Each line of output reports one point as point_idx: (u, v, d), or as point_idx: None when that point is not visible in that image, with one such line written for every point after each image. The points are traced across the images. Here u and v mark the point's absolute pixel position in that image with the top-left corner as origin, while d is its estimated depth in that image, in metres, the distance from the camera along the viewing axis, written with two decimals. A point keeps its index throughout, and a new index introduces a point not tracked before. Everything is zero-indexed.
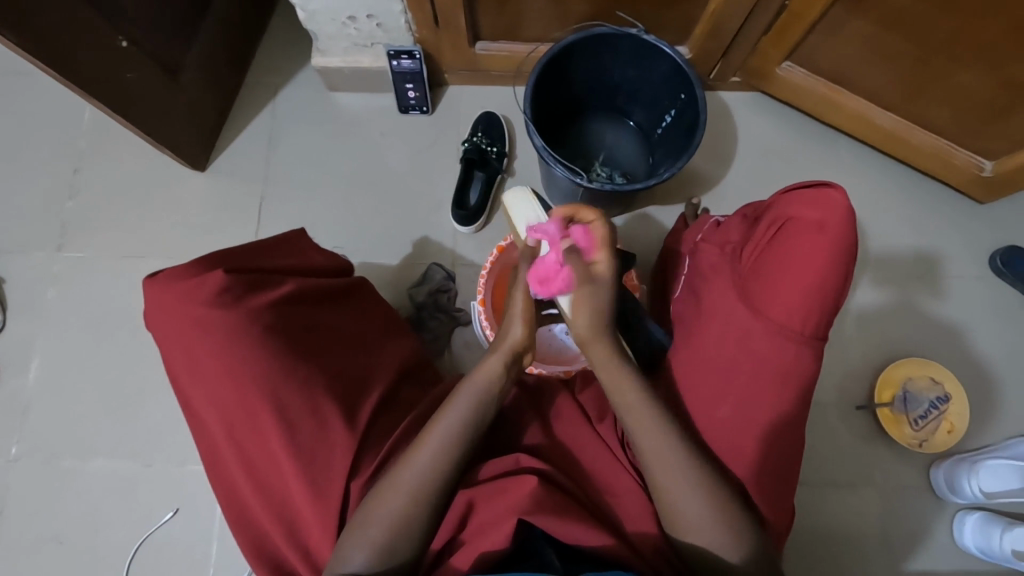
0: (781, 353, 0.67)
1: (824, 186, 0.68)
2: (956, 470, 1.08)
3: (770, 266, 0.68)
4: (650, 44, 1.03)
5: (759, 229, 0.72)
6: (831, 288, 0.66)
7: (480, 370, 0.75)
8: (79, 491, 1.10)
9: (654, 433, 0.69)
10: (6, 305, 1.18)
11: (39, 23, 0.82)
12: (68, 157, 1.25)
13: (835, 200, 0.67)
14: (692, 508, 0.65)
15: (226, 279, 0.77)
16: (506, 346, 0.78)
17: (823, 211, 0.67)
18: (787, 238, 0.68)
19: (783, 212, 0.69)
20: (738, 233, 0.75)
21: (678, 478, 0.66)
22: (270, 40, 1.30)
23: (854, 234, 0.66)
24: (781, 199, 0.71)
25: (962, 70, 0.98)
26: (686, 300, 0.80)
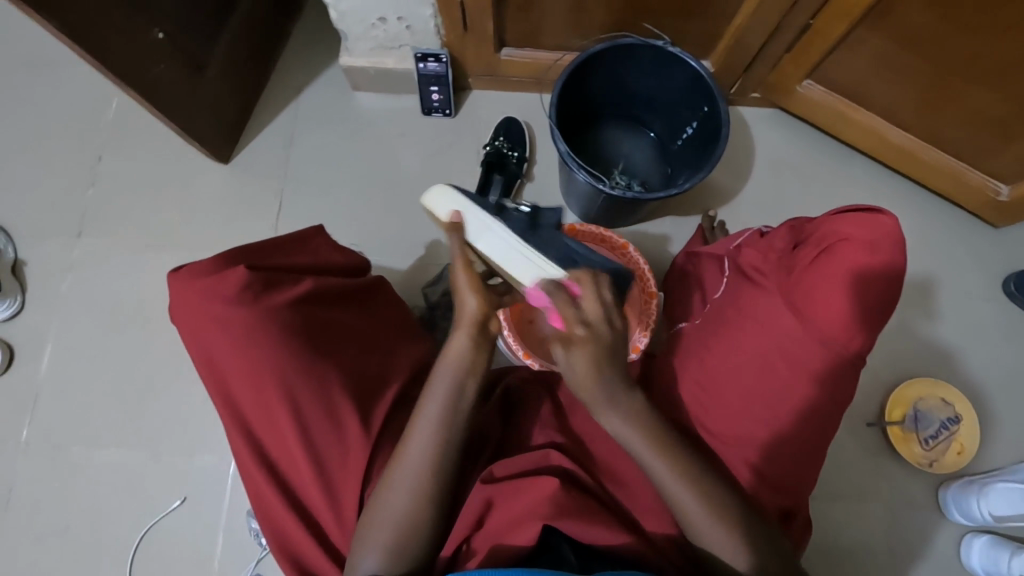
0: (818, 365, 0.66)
1: (874, 210, 0.66)
2: (965, 491, 1.07)
3: (813, 282, 0.65)
4: (675, 56, 1.04)
5: (802, 248, 0.68)
6: (874, 310, 0.64)
7: (448, 352, 0.71)
8: (87, 475, 1.11)
9: (644, 443, 0.66)
10: (25, 288, 1.19)
11: (79, 11, 0.84)
12: (93, 145, 1.26)
13: (885, 223, 0.64)
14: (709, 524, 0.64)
15: (247, 274, 0.76)
16: (467, 322, 0.72)
17: (870, 233, 0.64)
18: (834, 254, 0.64)
19: (829, 229, 0.66)
20: (782, 242, 0.73)
21: (687, 490, 0.65)
22: (297, 38, 1.33)
23: (900, 258, 0.65)
24: (827, 218, 0.68)
25: (982, 93, 0.99)
26: (720, 304, 0.78)
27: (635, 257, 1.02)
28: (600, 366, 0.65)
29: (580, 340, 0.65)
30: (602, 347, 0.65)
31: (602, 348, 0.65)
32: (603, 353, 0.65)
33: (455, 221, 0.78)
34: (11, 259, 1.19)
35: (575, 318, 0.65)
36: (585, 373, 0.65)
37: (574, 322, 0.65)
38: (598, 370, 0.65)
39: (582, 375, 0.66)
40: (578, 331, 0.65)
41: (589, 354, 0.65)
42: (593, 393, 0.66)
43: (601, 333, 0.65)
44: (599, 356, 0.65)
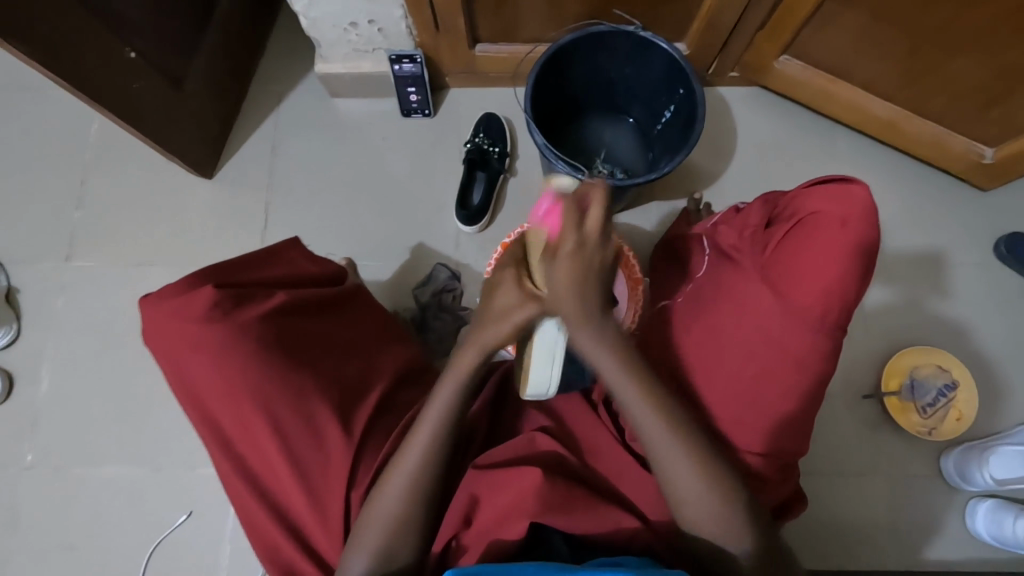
0: (800, 342, 0.65)
1: (847, 181, 0.67)
2: (967, 459, 1.07)
3: (790, 255, 0.66)
4: (648, 42, 1.05)
5: (778, 224, 0.70)
6: (851, 280, 0.64)
7: (457, 365, 0.70)
8: (92, 496, 1.11)
9: (613, 366, 0.66)
10: (19, 314, 1.20)
11: (48, 36, 0.85)
12: (78, 168, 1.27)
13: (858, 193, 0.66)
14: (689, 481, 0.64)
15: (214, 294, 0.76)
16: (487, 342, 0.68)
17: (846, 205, 0.65)
18: (808, 229, 0.66)
19: (802, 204, 0.69)
20: (756, 217, 0.74)
21: (665, 447, 0.65)
22: (272, 48, 1.32)
23: (874, 231, 0.65)
24: (801, 191, 0.70)
25: (959, 60, 0.98)
26: (699, 283, 0.78)
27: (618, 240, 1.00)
28: (579, 280, 0.61)
29: (568, 253, 0.60)
30: (586, 261, 0.61)
31: (587, 263, 0.61)
32: (587, 267, 0.61)
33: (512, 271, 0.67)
34: (3, 287, 1.19)
35: (573, 234, 0.60)
36: (568, 285, 0.62)
37: (568, 232, 0.60)
38: (580, 284, 0.62)
39: (563, 285, 0.62)
40: (567, 241, 0.60)
41: (574, 267, 0.61)
42: (572, 311, 0.63)
43: (590, 249, 0.61)
44: (583, 270, 0.61)
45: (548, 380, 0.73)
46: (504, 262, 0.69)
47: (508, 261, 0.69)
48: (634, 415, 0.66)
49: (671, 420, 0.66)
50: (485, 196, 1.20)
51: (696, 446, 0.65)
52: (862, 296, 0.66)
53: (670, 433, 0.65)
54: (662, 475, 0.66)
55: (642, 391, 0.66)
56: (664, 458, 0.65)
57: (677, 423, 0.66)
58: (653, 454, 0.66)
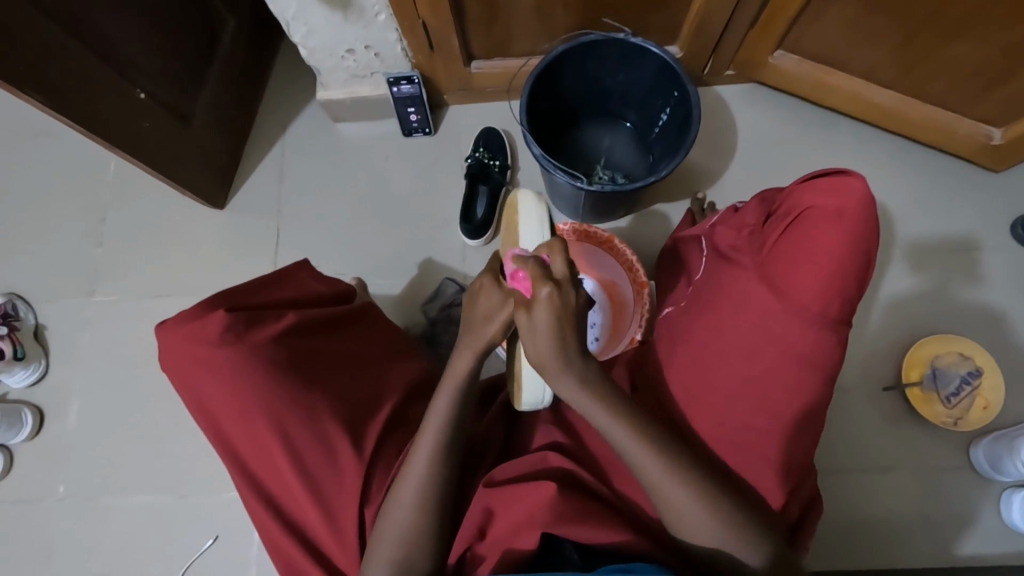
0: (806, 341, 0.65)
1: (843, 172, 0.64)
2: (997, 448, 1.04)
3: (786, 254, 0.65)
4: (639, 47, 1.05)
5: (774, 222, 0.68)
6: (852, 276, 0.62)
7: (452, 369, 0.71)
8: (122, 524, 1.14)
9: (596, 406, 0.65)
10: (47, 351, 1.24)
11: (61, 85, 0.89)
12: (97, 206, 1.32)
13: (856, 185, 0.62)
14: (689, 509, 0.63)
15: (227, 318, 0.78)
16: (477, 343, 0.69)
17: (842, 199, 0.62)
18: (805, 226, 0.64)
19: (798, 200, 0.66)
20: (753, 217, 0.73)
21: (679, 498, 0.63)
22: (275, 78, 1.36)
23: (874, 225, 0.63)
24: (798, 187, 0.67)
25: (957, 42, 0.97)
26: (702, 285, 0.78)
27: (622, 250, 1.02)
28: (563, 324, 0.62)
29: (545, 300, 0.62)
30: (563, 307, 0.62)
31: (565, 307, 0.62)
32: (564, 310, 0.62)
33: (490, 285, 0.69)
34: (32, 325, 1.24)
35: (545, 282, 0.62)
36: (547, 335, 0.62)
37: (540, 283, 0.62)
38: (557, 331, 0.62)
39: (545, 333, 0.62)
40: (543, 288, 0.61)
41: (553, 314, 0.62)
42: (554, 362, 0.63)
43: (565, 292, 0.62)
44: (563, 315, 0.62)
45: (543, 388, 0.72)
46: (483, 271, 0.71)
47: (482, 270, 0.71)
48: (628, 455, 0.65)
49: (668, 458, 0.64)
50: (489, 208, 1.22)
51: (695, 477, 0.64)
52: (865, 291, 0.64)
53: (670, 469, 0.64)
54: (674, 521, 0.64)
55: (648, 445, 0.64)
56: (676, 512, 0.64)
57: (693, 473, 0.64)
58: (665, 508, 0.64)
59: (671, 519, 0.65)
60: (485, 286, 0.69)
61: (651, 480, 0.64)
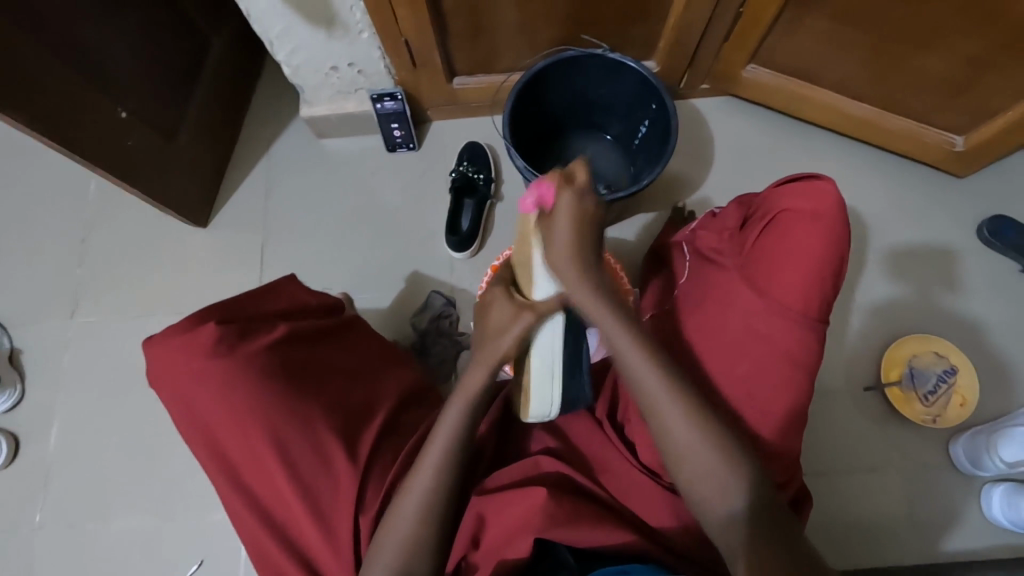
0: (788, 336, 0.67)
1: (811, 178, 0.70)
2: (976, 443, 1.07)
3: (767, 252, 0.68)
4: (617, 61, 1.09)
5: (753, 224, 0.72)
6: (828, 271, 0.66)
7: (465, 384, 0.72)
8: (103, 552, 1.11)
9: (608, 316, 0.70)
10: (24, 375, 1.21)
11: (44, 103, 0.89)
12: (77, 226, 1.30)
13: (826, 188, 0.68)
14: (688, 437, 0.65)
15: (219, 329, 0.78)
16: (489, 357, 0.72)
17: (815, 201, 0.68)
18: (783, 226, 0.68)
19: (774, 202, 0.71)
20: (733, 219, 0.77)
21: (687, 442, 0.65)
22: (259, 96, 1.37)
23: (845, 224, 0.68)
24: (772, 191, 0.72)
25: (922, 52, 1.02)
26: (686, 288, 0.80)
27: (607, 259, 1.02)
28: (579, 226, 0.69)
29: (563, 197, 0.68)
30: (583, 214, 0.69)
31: (582, 214, 0.69)
32: (583, 217, 0.69)
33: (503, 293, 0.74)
34: (7, 348, 1.21)
35: (569, 194, 0.68)
36: (567, 235, 0.69)
37: (562, 196, 0.68)
38: (577, 226, 0.69)
39: (564, 230, 0.69)
40: (564, 195, 0.68)
41: (572, 216, 0.69)
42: (577, 269, 0.70)
43: (585, 201, 0.70)
44: (579, 221, 0.69)
45: (550, 397, 0.74)
46: (493, 285, 0.77)
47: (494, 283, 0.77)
48: (648, 396, 0.67)
49: (672, 380, 0.67)
50: (474, 220, 1.23)
51: (697, 406, 0.66)
52: (841, 287, 0.68)
53: (687, 415, 0.66)
54: (680, 473, 0.66)
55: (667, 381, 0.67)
56: (683, 455, 0.65)
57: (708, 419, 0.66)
58: (672, 452, 0.66)
59: (676, 470, 0.66)
60: (496, 297, 0.74)
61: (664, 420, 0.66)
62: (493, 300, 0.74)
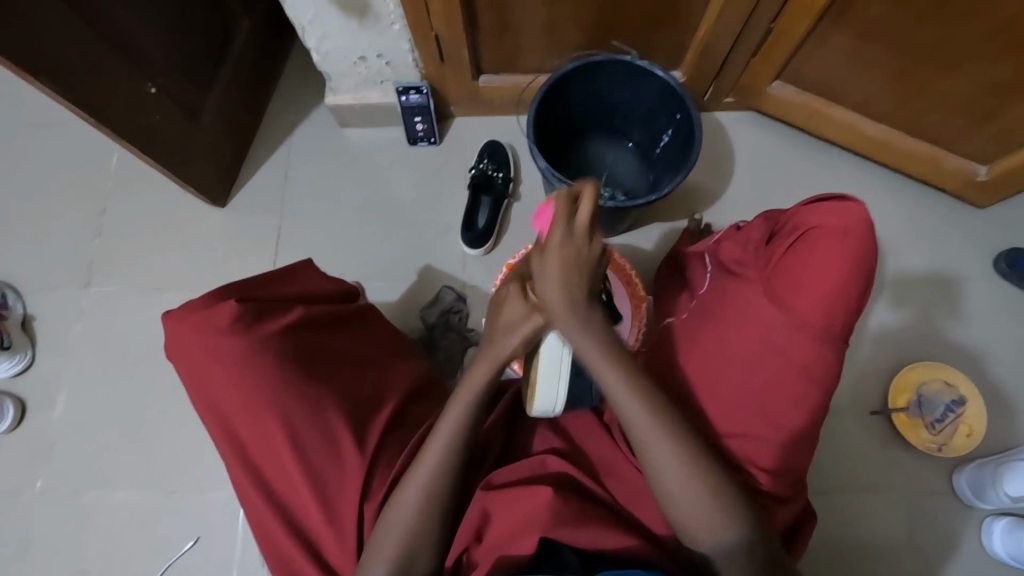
0: (806, 351, 0.67)
1: (843, 199, 0.70)
2: (981, 475, 1.06)
3: (793, 267, 0.68)
4: (645, 69, 1.09)
5: (779, 238, 0.72)
6: (853, 290, 0.66)
7: (471, 379, 0.72)
8: (101, 522, 1.12)
9: (603, 358, 0.68)
10: (36, 342, 1.22)
11: (77, 73, 0.90)
12: (98, 199, 1.31)
13: (857, 210, 0.68)
14: (671, 467, 0.65)
15: (236, 308, 0.78)
16: (497, 354, 0.71)
17: (844, 220, 0.68)
18: (810, 243, 0.68)
19: (802, 220, 0.71)
20: (758, 233, 0.76)
21: (669, 464, 0.65)
22: (285, 82, 1.38)
23: (873, 246, 0.68)
24: (801, 208, 0.72)
25: (952, 77, 1.02)
26: (705, 299, 0.79)
27: (622, 263, 1.04)
28: (569, 266, 0.66)
29: (557, 240, 0.67)
30: (575, 252, 0.67)
31: (576, 255, 0.67)
32: (576, 255, 0.67)
33: (519, 292, 0.71)
34: (21, 314, 1.23)
35: (562, 226, 0.66)
36: (557, 270, 0.67)
37: (558, 226, 0.66)
38: (568, 271, 0.67)
39: (554, 278, 0.67)
40: (557, 232, 0.66)
41: (562, 257, 0.66)
42: (560, 306, 0.67)
43: (580, 245, 0.67)
44: (573, 261, 0.67)
45: (555, 395, 0.74)
46: (509, 279, 0.74)
47: (508, 280, 0.75)
48: (636, 427, 0.66)
49: (673, 433, 0.66)
50: (491, 218, 1.23)
51: (697, 458, 0.65)
52: (864, 307, 0.68)
53: (676, 447, 0.65)
54: (655, 481, 0.66)
55: (655, 420, 0.66)
56: (660, 467, 0.65)
57: (697, 452, 0.65)
58: (652, 467, 0.66)
59: (652, 479, 0.66)
60: (511, 293, 0.72)
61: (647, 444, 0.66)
62: (508, 296, 0.72)
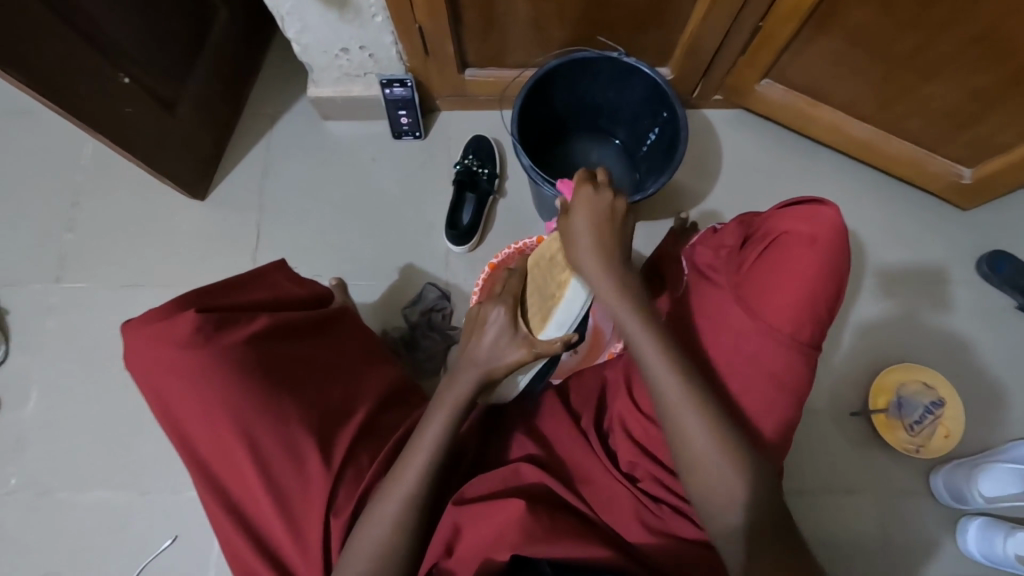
0: (776, 363, 0.66)
1: (816, 202, 0.67)
2: (956, 477, 1.07)
3: (763, 276, 0.67)
4: (631, 67, 1.07)
5: (752, 244, 0.70)
6: (823, 298, 0.65)
7: (446, 396, 0.73)
8: (75, 521, 1.10)
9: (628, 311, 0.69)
10: (6, 337, 1.19)
11: (44, 64, 0.87)
12: (71, 191, 1.28)
13: (828, 214, 0.66)
14: (694, 428, 0.64)
15: (198, 318, 0.76)
16: (476, 373, 0.73)
17: (814, 226, 0.66)
18: (781, 250, 0.67)
19: (774, 225, 0.69)
20: (732, 238, 0.74)
21: (689, 415, 0.64)
22: (267, 72, 1.35)
23: (844, 250, 0.66)
24: (774, 212, 0.70)
25: (937, 83, 1.01)
26: (680, 304, 0.79)
27: None
28: (598, 221, 0.72)
29: (584, 201, 0.72)
30: (599, 213, 0.72)
31: (602, 214, 0.72)
32: (602, 213, 0.72)
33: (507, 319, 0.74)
34: None
35: (587, 190, 0.73)
36: (585, 228, 0.72)
37: (585, 189, 0.73)
38: (595, 225, 0.72)
39: (583, 227, 0.72)
40: (585, 189, 0.73)
41: (589, 214, 0.72)
42: (586, 256, 0.71)
43: (605, 201, 0.73)
44: (599, 218, 0.72)
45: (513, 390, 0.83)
46: (501, 299, 0.75)
47: (500, 300, 0.76)
48: (655, 375, 0.67)
49: (694, 391, 0.65)
50: (474, 215, 1.22)
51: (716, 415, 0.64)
52: (836, 314, 0.67)
53: (695, 403, 0.65)
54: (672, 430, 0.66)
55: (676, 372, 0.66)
56: (677, 415, 0.65)
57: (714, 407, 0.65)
58: (674, 425, 0.65)
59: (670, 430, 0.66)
60: (498, 321, 0.74)
61: (670, 399, 0.65)
62: (494, 321, 0.74)
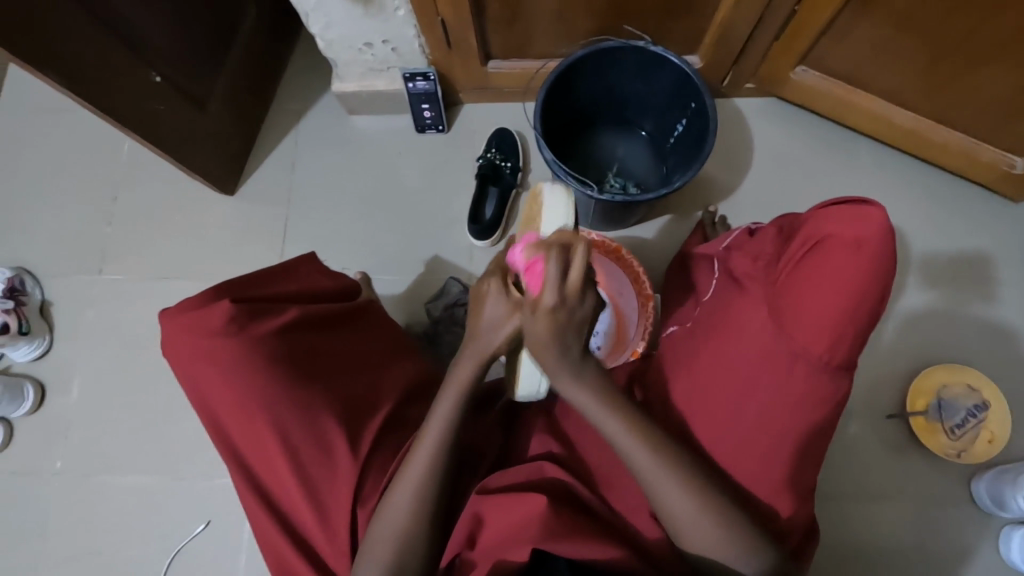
0: (803, 373, 0.64)
1: (861, 202, 0.61)
2: (1000, 484, 1.02)
3: (796, 285, 0.63)
4: (658, 57, 1.04)
5: (788, 247, 0.66)
6: (861, 308, 0.60)
7: (454, 378, 0.71)
8: (116, 503, 1.15)
9: (598, 407, 0.67)
10: (51, 327, 1.25)
11: (79, 64, 0.89)
12: (109, 187, 1.32)
13: (873, 217, 0.59)
14: (683, 506, 0.64)
15: (231, 308, 0.78)
16: (478, 351, 0.70)
17: (858, 229, 0.60)
18: (816, 256, 0.62)
19: (811, 227, 0.63)
20: (768, 244, 0.71)
21: (677, 495, 0.64)
22: (293, 67, 1.36)
23: (891, 255, 0.59)
24: (812, 214, 0.65)
25: (990, 68, 0.94)
26: (708, 308, 0.77)
27: (630, 260, 1.01)
28: (559, 331, 0.64)
29: (546, 306, 0.64)
30: (564, 317, 0.64)
31: (566, 317, 0.64)
32: (564, 321, 0.64)
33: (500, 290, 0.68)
34: (39, 300, 1.25)
35: (553, 289, 0.63)
36: (545, 334, 0.64)
37: (550, 287, 0.63)
38: (557, 337, 0.64)
39: (542, 334, 0.64)
40: (548, 297, 0.63)
41: (551, 321, 0.64)
42: (547, 360, 0.66)
43: (570, 303, 0.64)
44: (562, 325, 0.64)
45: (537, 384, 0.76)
46: (488, 274, 0.70)
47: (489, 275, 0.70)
48: (635, 461, 0.66)
49: (679, 468, 0.65)
50: (497, 209, 1.21)
51: (706, 490, 0.65)
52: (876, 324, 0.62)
53: (683, 481, 0.64)
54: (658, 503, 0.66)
55: (657, 455, 0.65)
56: (664, 492, 0.65)
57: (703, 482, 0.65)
58: (661, 504, 0.65)
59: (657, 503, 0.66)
60: (493, 293, 0.68)
61: (655, 483, 0.65)
62: (488, 294, 0.68)
